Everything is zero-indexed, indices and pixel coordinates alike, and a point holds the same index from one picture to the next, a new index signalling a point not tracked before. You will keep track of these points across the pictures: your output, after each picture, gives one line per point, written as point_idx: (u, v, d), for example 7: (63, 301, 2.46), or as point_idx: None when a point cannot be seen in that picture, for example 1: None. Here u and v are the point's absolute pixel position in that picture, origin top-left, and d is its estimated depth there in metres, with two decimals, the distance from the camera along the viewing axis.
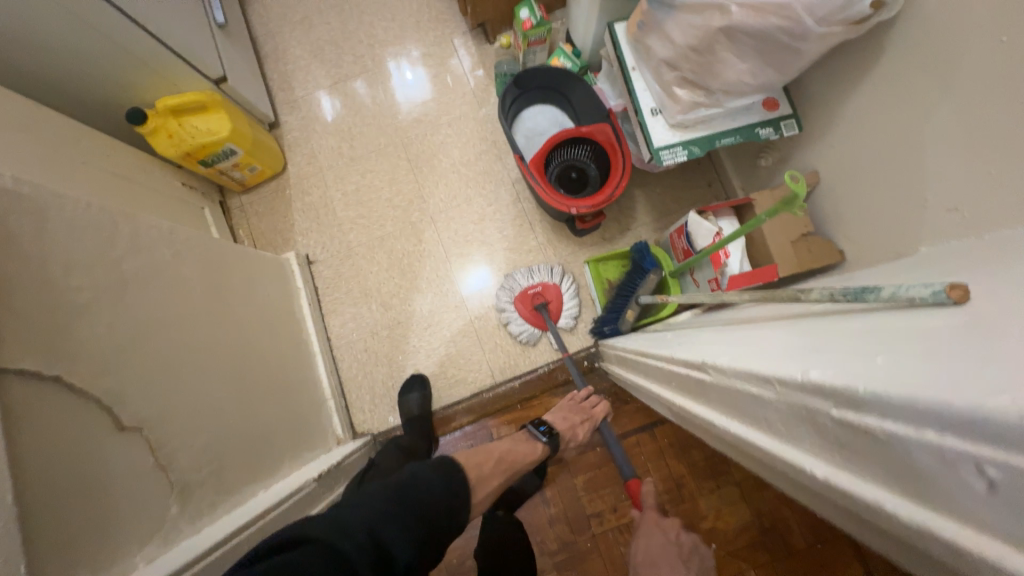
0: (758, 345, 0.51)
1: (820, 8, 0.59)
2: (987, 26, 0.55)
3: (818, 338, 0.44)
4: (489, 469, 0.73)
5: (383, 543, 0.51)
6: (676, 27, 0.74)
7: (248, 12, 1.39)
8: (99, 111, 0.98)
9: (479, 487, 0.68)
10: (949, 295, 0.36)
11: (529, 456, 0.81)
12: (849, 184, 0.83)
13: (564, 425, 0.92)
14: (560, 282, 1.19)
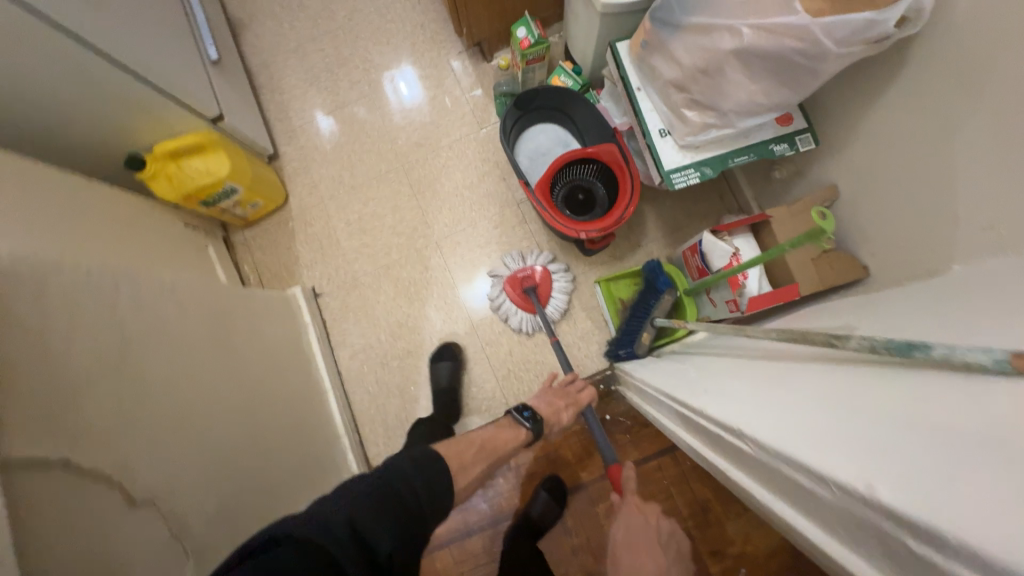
0: (796, 417, 0.49)
1: (839, 29, 0.55)
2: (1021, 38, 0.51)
3: (864, 417, 0.43)
4: (471, 459, 0.69)
5: (366, 538, 0.50)
6: (684, 50, 0.71)
7: (241, 43, 1.37)
8: (98, 159, 0.97)
9: (461, 475, 0.65)
10: (1012, 364, 0.35)
11: (512, 444, 0.78)
12: (871, 198, 0.79)
13: (548, 410, 0.88)
14: (549, 266, 1.17)
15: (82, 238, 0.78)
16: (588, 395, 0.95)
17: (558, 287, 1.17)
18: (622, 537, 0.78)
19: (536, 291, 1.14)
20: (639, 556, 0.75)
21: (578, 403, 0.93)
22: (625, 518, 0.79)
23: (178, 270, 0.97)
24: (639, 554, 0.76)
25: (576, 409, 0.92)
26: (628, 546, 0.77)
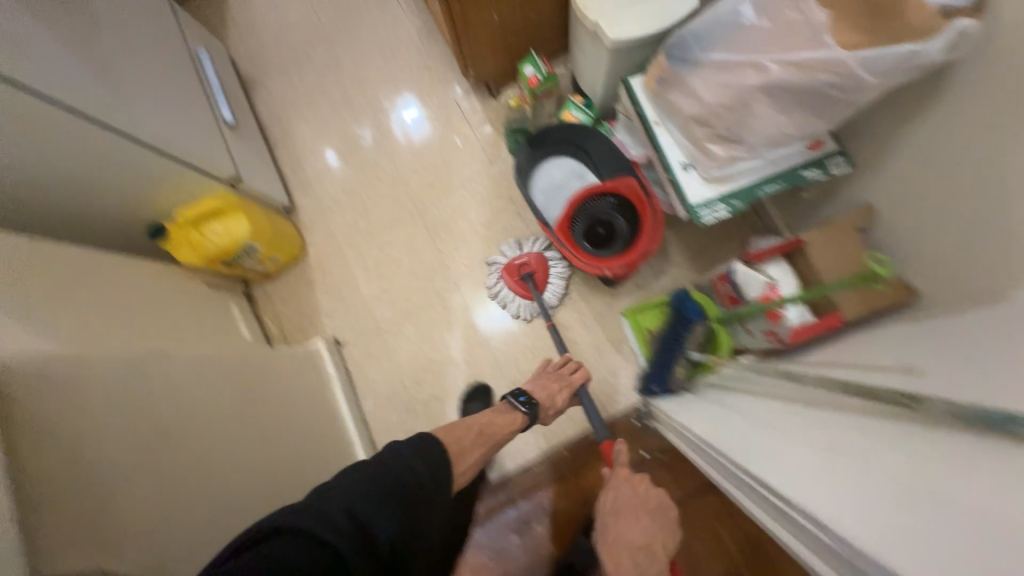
0: (896, 510, 0.44)
1: (877, 62, 0.52)
2: None
3: (990, 523, 0.37)
4: (469, 443, 0.72)
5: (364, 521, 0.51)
6: (705, 85, 0.69)
7: (254, 100, 1.41)
8: (123, 230, 0.99)
9: (458, 459, 0.69)
10: None
11: (507, 429, 0.80)
12: (914, 218, 0.74)
13: (542, 395, 0.89)
14: (544, 252, 1.17)
15: (109, 315, 0.78)
16: (581, 376, 0.95)
17: (555, 273, 1.16)
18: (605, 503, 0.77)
19: (532, 277, 1.14)
20: (620, 523, 0.73)
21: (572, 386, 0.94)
22: (610, 487, 0.78)
23: (204, 335, 0.98)
24: (622, 520, 0.73)
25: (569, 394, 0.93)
26: (611, 514, 0.75)
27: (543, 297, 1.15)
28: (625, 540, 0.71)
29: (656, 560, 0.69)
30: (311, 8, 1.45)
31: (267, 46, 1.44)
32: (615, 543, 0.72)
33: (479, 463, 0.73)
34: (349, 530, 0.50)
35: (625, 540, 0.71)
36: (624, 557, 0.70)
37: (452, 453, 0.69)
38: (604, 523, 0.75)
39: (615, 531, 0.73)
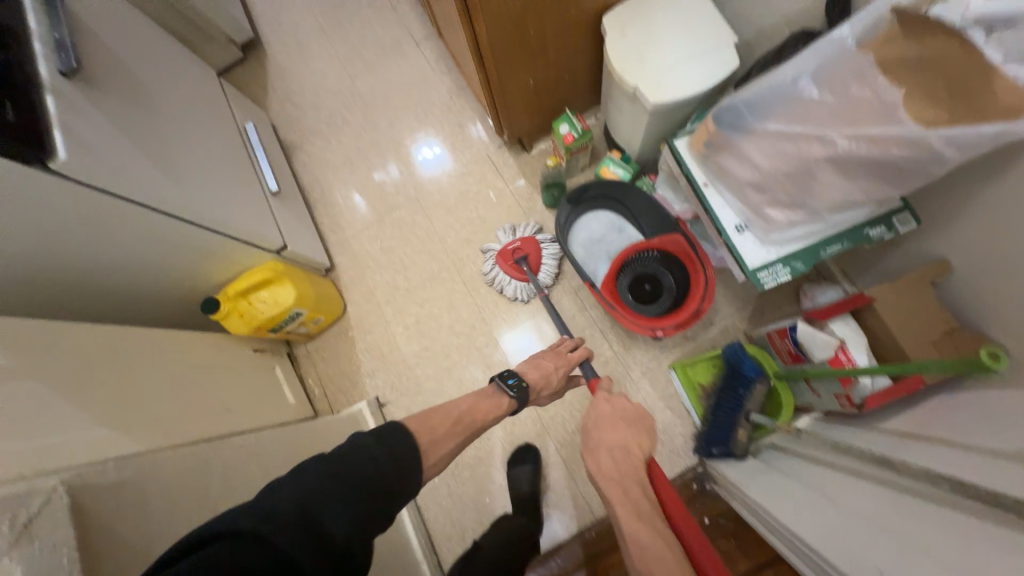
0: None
1: (962, 139, 0.50)
2: None
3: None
4: (444, 433, 0.63)
5: (315, 517, 0.45)
6: (762, 153, 0.68)
7: (294, 163, 1.46)
8: (179, 304, 1.03)
9: (429, 452, 0.60)
10: None
11: (492, 412, 0.71)
12: (997, 277, 0.69)
13: (534, 374, 0.82)
14: (536, 236, 1.21)
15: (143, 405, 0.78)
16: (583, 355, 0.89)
17: (547, 254, 1.19)
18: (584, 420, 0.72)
19: (526, 260, 1.18)
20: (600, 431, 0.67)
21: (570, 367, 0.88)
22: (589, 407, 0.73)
23: (240, 407, 0.98)
24: (603, 430, 0.67)
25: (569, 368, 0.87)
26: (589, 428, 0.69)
27: (538, 277, 1.19)
28: (604, 442, 0.65)
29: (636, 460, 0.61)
30: (345, 73, 1.52)
31: (305, 111, 1.50)
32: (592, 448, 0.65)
33: (452, 453, 0.64)
34: (298, 527, 0.43)
35: (602, 445, 0.65)
36: (602, 455, 0.63)
37: (422, 449, 0.59)
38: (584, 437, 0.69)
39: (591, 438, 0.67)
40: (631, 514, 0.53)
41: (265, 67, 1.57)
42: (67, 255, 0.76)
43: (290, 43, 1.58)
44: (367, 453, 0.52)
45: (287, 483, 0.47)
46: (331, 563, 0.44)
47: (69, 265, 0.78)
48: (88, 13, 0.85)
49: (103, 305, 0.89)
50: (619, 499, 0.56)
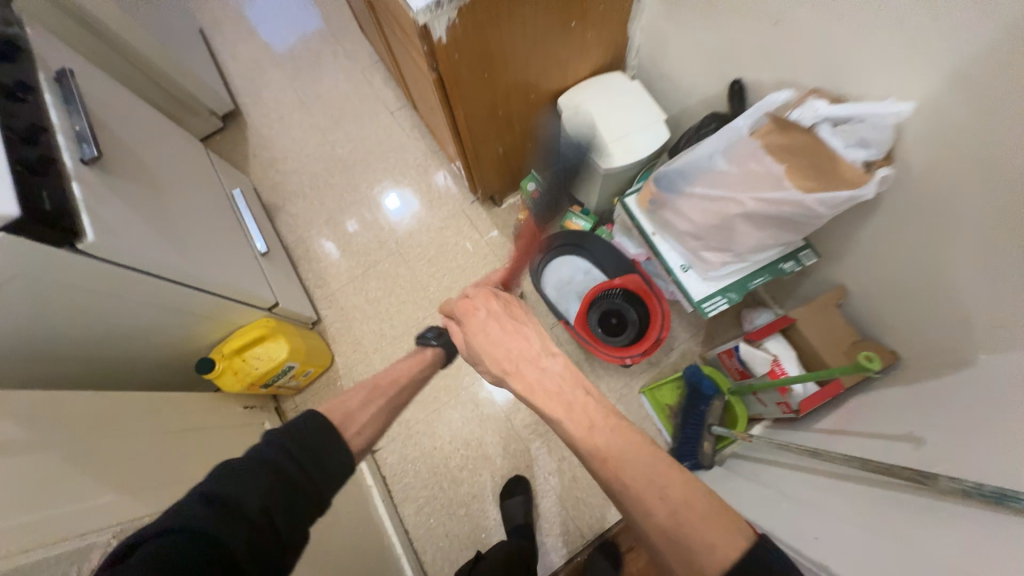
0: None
1: (830, 201, 0.67)
2: (967, 190, 0.65)
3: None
4: (358, 404, 0.68)
5: (230, 502, 0.49)
6: (692, 209, 0.84)
7: (278, 224, 1.54)
8: (170, 368, 1.06)
9: (347, 422, 0.64)
10: None
11: (414, 370, 0.79)
12: (883, 297, 0.89)
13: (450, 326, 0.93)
14: None
15: (144, 465, 0.81)
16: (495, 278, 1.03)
17: None
18: (473, 346, 0.66)
19: None
20: (490, 349, 0.63)
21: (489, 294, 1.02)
22: (468, 333, 0.66)
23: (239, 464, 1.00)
24: (503, 346, 0.62)
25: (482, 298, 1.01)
26: (480, 351, 0.64)
27: None
28: (517, 360, 0.60)
29: (541, 363, 0.59)
30: (324, 141, 1.64)
31: (288, 176, 1.60)
32: (499, 371, 0.62)
33: (380, 421, 0.68)
34: (209, 510, 0.48)
35: (507, 366, 0.61)
36: (516, 372, 0.59)
37: (337, 422, 0.63)
38: (484, 365, 0.65)
39: (492, 362, 0.63)
40: (580, 421, 0.53)
41: (246, 136, 1.67)
42: (73, 326, 0.81)
43: (270, 114, 1.70)
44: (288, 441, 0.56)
45: (202, 481, 0.51)
46: (256, 534, 0.49)
47: (75, 332, 0.82)
48: (98, 104, 0.93)
49: (101, 370, 0.92)
50: (550, 409, 0.56)
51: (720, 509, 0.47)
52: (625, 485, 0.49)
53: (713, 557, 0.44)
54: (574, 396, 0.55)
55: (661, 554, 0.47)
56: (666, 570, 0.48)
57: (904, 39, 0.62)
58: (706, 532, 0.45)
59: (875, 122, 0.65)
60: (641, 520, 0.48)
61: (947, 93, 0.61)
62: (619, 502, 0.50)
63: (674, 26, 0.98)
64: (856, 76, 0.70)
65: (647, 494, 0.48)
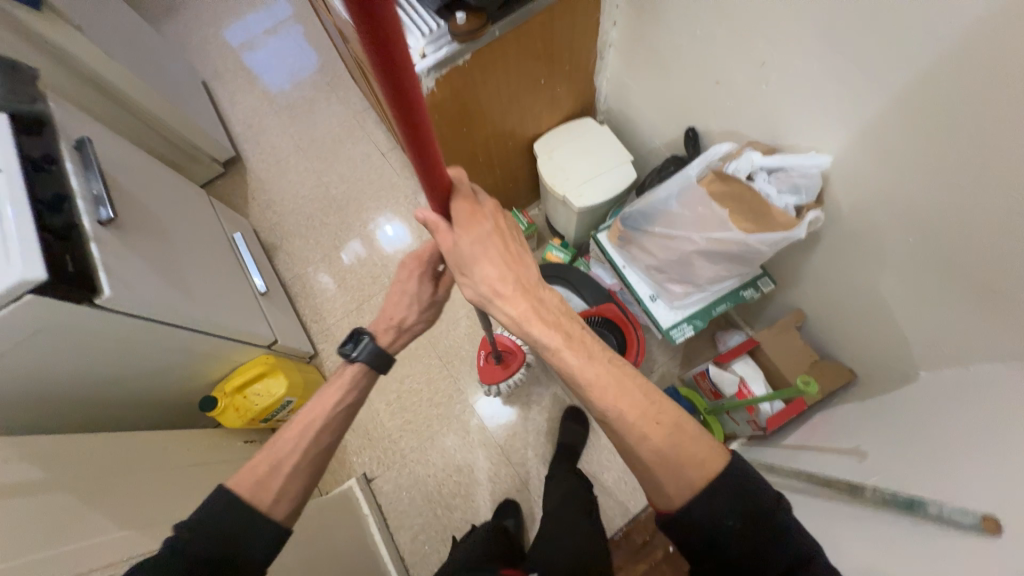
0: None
1: (767, 240, 0.76)
2: (887, 229, 0.74)
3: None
4: (267, 472, 0.67)
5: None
6: (653, 246, 0.93)
7: (275, 262, 1.63)
8: (174, 407, 1.12)
9: (260, 495, 0.65)
10: (988, 526, 0.52)
11: (337, 400, 0.74)
12: (834, 320, 0.97)
13: (375, 325, 0.81)
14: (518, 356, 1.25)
15: (156, 502, 0.87)
16: (431, 249, 0.77)
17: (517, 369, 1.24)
18: (465, 258, 0.61)
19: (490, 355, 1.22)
20: (492, 268, 0.61)
21: (429, 269, 0.79)
22: (461, 242, 0.60)
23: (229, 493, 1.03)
24: (501, 278, 0.61)
25: (425, 273, 0.79)
26: (477, 268, 0.61)
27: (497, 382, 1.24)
28: (513, 296, 0.61)
29: (541, 295, 0.63)
30: (319, 183, 1.74)
31: (285, 217, 1.70)
32: (497, 293, 0.61)
33: (305, 474, 0.69)
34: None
35: (509, 291, 0.61)
36: (516, 299, 0.61)
37: (252, 500, 0.64)
38: (477, 283, 0.62)
39: (490, 284, 0.61)
40: (577, 356, 0.60)
41: (245, 181, 1.77)
42: (89, 372, 0.87)
43: (268, 159, 1.80)
44: (210, 517, 0.61)
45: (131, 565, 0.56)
46: None
47: (89, 379, 0.88)
48: (113, 167, 1.02)
49: (110, 412, 0.98)
50: (550, 335, 0.61)
51: (696, 435, 0.57)
52: (621, 407, 0.58)
53: (701, 468, 0.54)
54: (570, 329, 0.62)
55: (650, 471, 0.56)
56: (650, 486, 0.57)
57: (818, 103, 0.72)
58: (689, 445, 0.56)
59: (802, 174, 0.76)
60: (632, 439, 0.57)
61: (858, 148, 0.71)
62: (610, 421, 0.59)
63: (634, 79, 1.08)
64: (786, 130, 0.79)
65: (637, 415, 0.58)
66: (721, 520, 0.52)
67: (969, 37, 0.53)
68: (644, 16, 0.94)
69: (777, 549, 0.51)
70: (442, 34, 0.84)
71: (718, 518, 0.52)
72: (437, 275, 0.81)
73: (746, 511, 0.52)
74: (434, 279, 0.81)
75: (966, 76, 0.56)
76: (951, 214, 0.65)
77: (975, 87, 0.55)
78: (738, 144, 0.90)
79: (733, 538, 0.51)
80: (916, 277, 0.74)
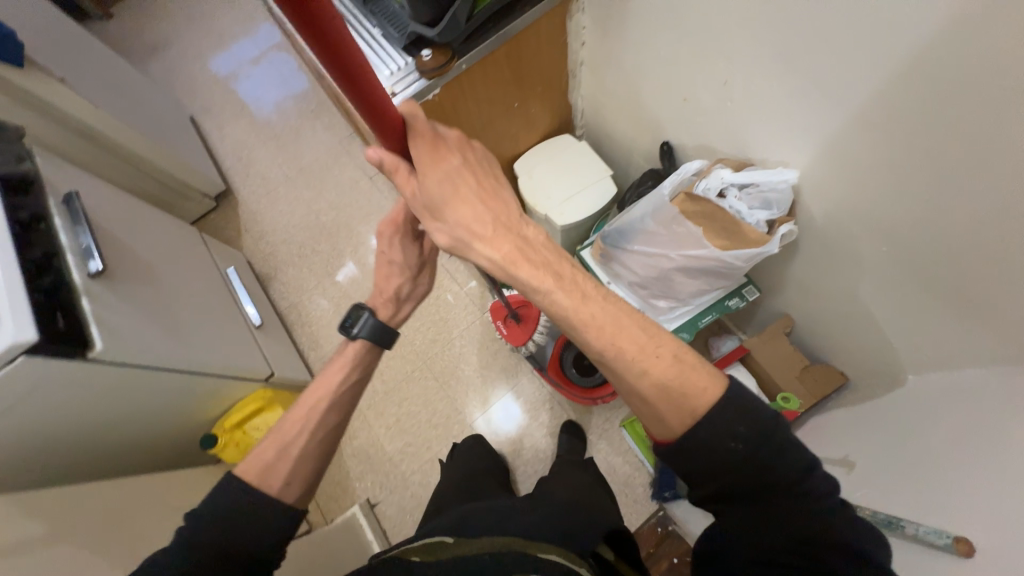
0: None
1: (744, 254, 0.78)
2: (859, 240, 0.75)
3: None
4: (276, 456, 0.66)
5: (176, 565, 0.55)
6: (634, 263, 0.93)
7: (270, 292, 1.65)
8: (175, 447, 1.14)
9: (269, 480, 0.64)
10: (960, 546, 0.53)
11: (340, 379, 0.74)
12: (820, 326, 0.97)
13: (375, 300, 0.82)
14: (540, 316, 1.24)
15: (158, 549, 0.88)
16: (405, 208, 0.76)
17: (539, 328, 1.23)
18: (434, 199, 0.57)
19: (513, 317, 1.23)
20: (466, 208, 0.57)
21: (409, 229, 0.78)
22: (425, 184, 0.56)
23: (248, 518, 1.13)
24: (477, 216, 0.57)
25: (405, 235, 0.78)
26: (450, 211, 0.57)
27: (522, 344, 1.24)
28: (494, 236, 0.57)
29: (524, 233, 0.60)
30: (310, 211, 1.76)
31: (277, 246, 1.72)
32: (475, 235, 0.57)
33: (315, 452, 0.69)
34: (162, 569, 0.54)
35: (488, 231, 0.57)
36: (498, 239, 0.57)
37: (259, 483, 0.63)
38: (452, 225, 0.58)
39: (466, 226, 0.57)
40: (570, 296, 0.57)
41: (238, 213, 1.80)
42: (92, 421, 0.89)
43: (259, 190, 1.83)
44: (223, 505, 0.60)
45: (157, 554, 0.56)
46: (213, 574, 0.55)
47: (92, 428, 0.90)
48: (100, 218, 1.04)
49: (112, 458, 0.98)
50: (539, 276, 0.57)
51: (695, 365, 0.54)
52: (621, 346, 0.55)
53: (703, 396, 0.51)
54: (562, 269, 0.59)
55: (651, 406, 0.54)
56: (649, 418, 0.55)
57: (781, 119, 0.72)
58: (695, 377, 0.53)
59: (771, 189, 0.75)
60: (631, 377, 0.54)
61: (821, 163, 0.71)
62: (611, 365, 0.56)
63: (607, 95, 1.08)
64: (755, 144, 0.79)
65: (639, 354, 0.55)
66: (722, 444, 0.49)
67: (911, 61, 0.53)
68: (610, 37, 0.94)
69: (780, 466, 0.48)
70: (409, 71, 0.85)
71: (720, 444, 0.49)
72: (420, 236, 0.80)
73: (747, 431, 0.49)
74: (416, 238, 0.80)
75: (913, 96, 0.56)
76: (918, 226, 0.65)
77: (924, 106, 0.55)
78: (711, 157, 0.90)
79: (736, 460, 0.49)
80: (895, 285, 0.74)
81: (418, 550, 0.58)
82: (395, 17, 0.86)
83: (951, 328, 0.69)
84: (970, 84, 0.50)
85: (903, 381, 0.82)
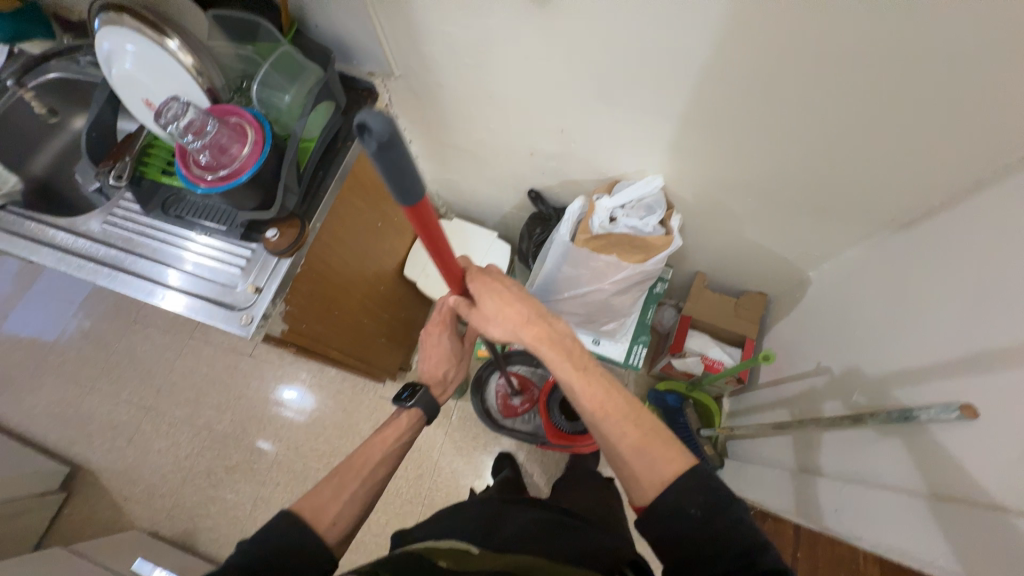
0: (904, 507, 0.63)
1: (658, 259, 0.86)
2: (726, 203, 0.87)
3: (954, 502, 0.57)
4: (330, 496, 0.64)
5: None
6: (574, 307, 0.96)
7: (201, 547, 1.31)
8: None
9: (320, 517, 0.61)
10: (965, 412, 0.56)
11: (393, 438, 0.74)
12: (727, 269, 1.10)
13: (426, 378, 0.87)
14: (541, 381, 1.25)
15: None
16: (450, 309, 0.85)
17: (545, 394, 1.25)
18: (483, 306, 0.69)
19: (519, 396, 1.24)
20: (509, 310, 0.68)
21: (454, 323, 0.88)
22: (480, 302, 0.70)
23: None
24: (516, 311, 0.68)
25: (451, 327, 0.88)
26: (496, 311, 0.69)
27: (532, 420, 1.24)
28: (522, 327, 0.68)
29: (552, 323, 0.70)
30: (196, 429, 1.44)
31: (180, 490, 1.38)
32: (514, 326, 0.68)
33: (359, 502, 0.66)
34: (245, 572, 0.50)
35: (523, 320, 0.68)
36: (527, 327, 0.68)
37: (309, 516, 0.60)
38: (495, 324, 0.69)
39: (507, 320, 0.68)
40: (574, 376, 0.66)
41: (104, 486, 1.41)
42: None
43: (116, 444, 1.45)
44: (280, 534, 0.55)
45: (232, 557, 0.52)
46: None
47: None
48: None
49: None
50: (557, 356, 0.67)
51: (665, 441, 0.60)
52: (608, 410, 0.64)
53: (671, 464, 0.57)
54: (574, 349, 0.68)
55: (629, 468, 0.60)
56: (629, 485, 0.60)
57: (622, 143, 0.81)
58: (665, 451, 0.59)
59: (647, 197, 0.85)
60: (614, 441, 0.62)
61: (669, 163, 0.82)
62: (601, 430, 0.64)
63: (458, 174, 1.10)
64: (612, 166, 0.87)
65: (622, 423, 0.62)
66: (681, 509, 0.53)
67: (697, 81, 0.65)
68: (437, 129, 0.96)
69: (735, 541, 0.50)
70: (261, 257, 0.75)
71: (674, 516, 0.53)
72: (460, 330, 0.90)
73: (702, 499, 0.53)
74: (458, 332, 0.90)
75: (709, 101, 0.67)
76: (761, 178, 0.78)
77: (720, 104, 0.67)
78: (580, 185, 0.96)
79: (693, 527, 0.52)
80: (767, 218, 0.88)
81: (443, 553, 0.54)
82: (207, 208, 0.76)
83: (822, 231, 0.85)
84: (744, 83, 0.63)
85: (811, 280, 0.97)
